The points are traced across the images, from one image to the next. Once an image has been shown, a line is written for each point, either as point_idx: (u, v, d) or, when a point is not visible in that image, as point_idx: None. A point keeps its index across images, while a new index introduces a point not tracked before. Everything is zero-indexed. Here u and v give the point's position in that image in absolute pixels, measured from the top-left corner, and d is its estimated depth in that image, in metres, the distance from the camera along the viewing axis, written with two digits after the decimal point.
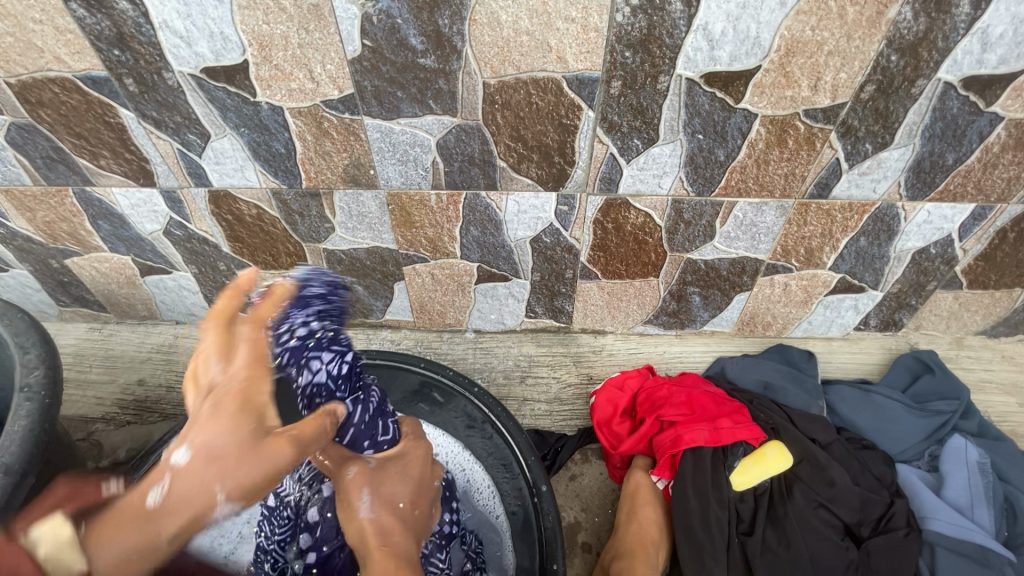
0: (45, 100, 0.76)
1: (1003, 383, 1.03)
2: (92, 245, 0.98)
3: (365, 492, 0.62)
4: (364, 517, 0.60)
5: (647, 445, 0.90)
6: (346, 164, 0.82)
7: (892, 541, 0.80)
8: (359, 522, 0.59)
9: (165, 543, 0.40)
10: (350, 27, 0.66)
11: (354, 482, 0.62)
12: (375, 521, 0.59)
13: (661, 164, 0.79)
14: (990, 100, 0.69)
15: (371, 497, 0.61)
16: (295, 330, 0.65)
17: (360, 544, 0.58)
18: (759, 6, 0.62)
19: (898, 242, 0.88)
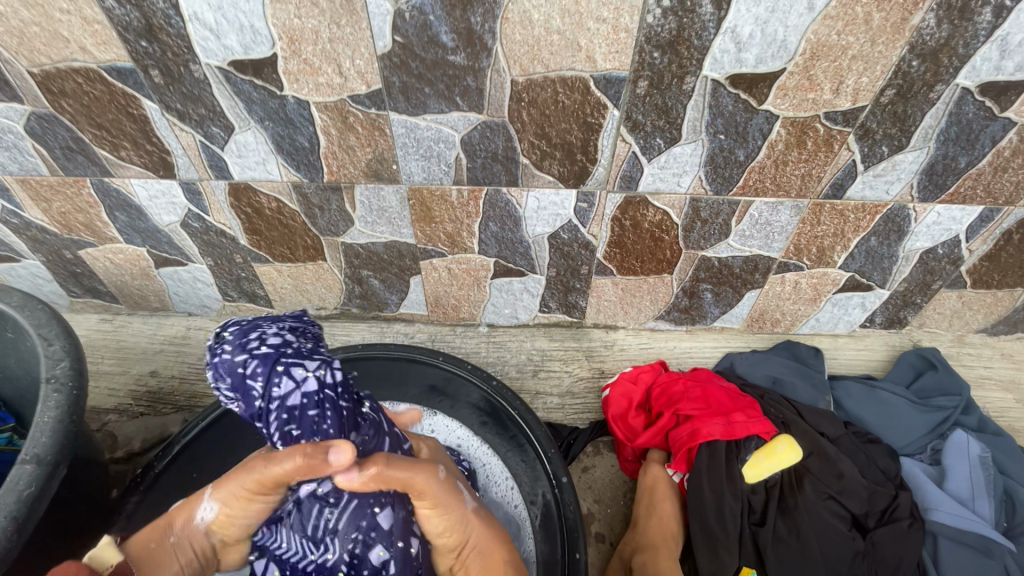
0: (68, 90, 0.75)
1: (1002, 380, 1.06)
2: (107, 237, 0.98)
3: (459, 488, 0.67)
4: (470, 508, 0.66)
5: (662, 439, 0.93)
6: (370, 159, 0.82)
7: (898, 531, 0.83)
8: (467, 515, 0.65)
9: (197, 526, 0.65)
10: (382, 23, 0.66)
11: (446, 483, 0.64)
12: (478, 510, 0.67)
13: (681, 164, 0.80)
14: (1004, 106, 0.71)
15: (465, 491, 0.68)
16: (264, 341, 0.64)
17: (475, 535, 0.65)
18: (787, 10, 0.63)
19: (907, 242, 0.91)
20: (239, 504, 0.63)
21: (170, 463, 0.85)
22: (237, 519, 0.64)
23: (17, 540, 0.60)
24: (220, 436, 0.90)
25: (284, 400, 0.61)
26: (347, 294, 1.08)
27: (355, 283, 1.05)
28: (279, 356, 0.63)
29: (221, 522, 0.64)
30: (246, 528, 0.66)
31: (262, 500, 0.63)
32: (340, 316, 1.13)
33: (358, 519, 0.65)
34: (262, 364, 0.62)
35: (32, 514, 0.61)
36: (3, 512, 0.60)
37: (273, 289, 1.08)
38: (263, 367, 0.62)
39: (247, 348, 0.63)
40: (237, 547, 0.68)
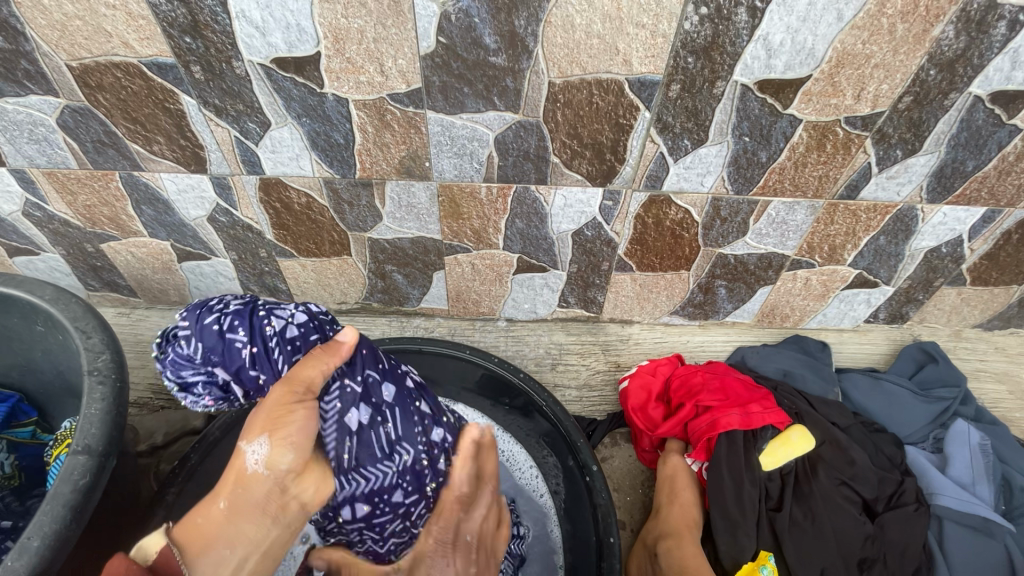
0: (106, 84, 0.76)
1: (995, 372, 1.12)
2: (132, 230, 0.98)
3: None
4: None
5: (681, 429, 0.96)
6: (403, 156, 0.84)
7: (905, 515, 0.87)
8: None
9: (252, 481, 0.54)
10: (427, 24, 0.68)
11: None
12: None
13: (706, 164, 0.83)
14: (1012, 113, 0.75)
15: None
16: (228, 304, 0.64)
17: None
18: (817, 20, 0.66)
19: (913, 241, 0.95)
20: (282, 431, 0.55)
21: (205, 455, 0.86)
22: (286, 448, 0.55)
23: (74, 530, 0.61)
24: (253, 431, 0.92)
25: (283, 334, 0.63)
26: (369, 288, 1.10)
27: (378, 278, 1.07)
28: (252, 310, 0.64)
29: (274, 458, 0.55)
30: (305, 450, 0.57)
31: (299, 414, 0.56)
32: (360, 310, 1.15)
33: (411, 423, 0.67)
34: (243, 319, 0.63)
35: (87, 504, 0.63)
36: (60, 502, 0.61)
37: (295, 283, 1.09)
38: (244, 321, 0.62)
39: (216, 320, 0.62)
40: (309, 476, 0.58)
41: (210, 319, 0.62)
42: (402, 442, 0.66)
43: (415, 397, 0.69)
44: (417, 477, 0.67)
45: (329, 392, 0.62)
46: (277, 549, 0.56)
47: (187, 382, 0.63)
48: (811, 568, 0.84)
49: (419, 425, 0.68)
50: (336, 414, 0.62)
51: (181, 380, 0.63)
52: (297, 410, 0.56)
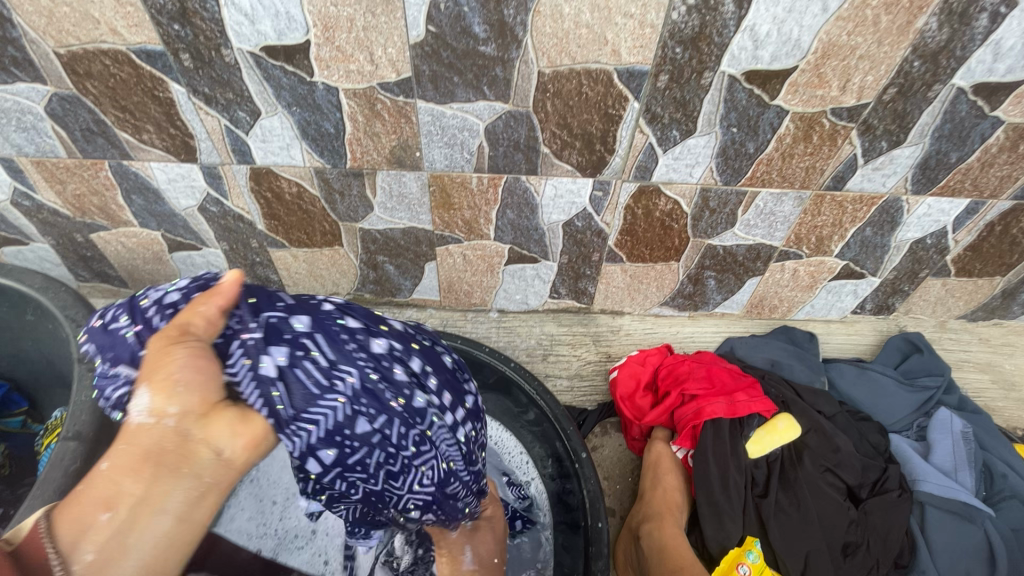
0: (94, 71, 0.75)
1: (978, 362, 1.14)
2: (122, 220, 0.98)
3: (467, 546, 0.77)
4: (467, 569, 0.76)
5: (668, 417, 0.97)
6: (394, 146, 0.84)
7: (888, 501, 0.89)
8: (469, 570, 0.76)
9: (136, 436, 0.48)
10: (417, 13, 0.68)
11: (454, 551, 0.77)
12: (476, 572, 0.76)
13: (694, 155, 0.84)
14: (994, 105, 0.77)
15: (471, 550, 0.77)
16: (114, 309, 0.63)
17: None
18: (804, 11, 0.67)
19: (899, 233, 0.97)
20: (162, 375, 0.50)
21: None
22: (173, 391, 0.49)
23: None
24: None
25: (161, 301, 0.60)
26: (361, 279, 1.10)
27: (369, 269, 1.07)
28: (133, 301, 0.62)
29: (159, 405, 0.49)
30: (199, 392, 0.51)
31: (179, 354, 0.52)
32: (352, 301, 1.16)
33: (340, 344, 0.59)
34: (124, 309, 0.61)
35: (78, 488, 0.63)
36: (51, 486, 0.61)
37: (287, 274, 1.09)
38: (127, 311, 0.60)
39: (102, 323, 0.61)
40: (204, 421, 0.50)
41: (95, 323, 0.61)
42: (342, 365, 0.58)
43: (335, 317, 0.62)
44: (373, 396, 0.58)
45: (230, 356, 0.57)
46: (196, 517, 0.49)
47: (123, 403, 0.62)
48: (796, 553, 0.85)
49: (351, 342, 0.60)
50: (246, 365, 0.56)
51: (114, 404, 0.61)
52: (178, 350, 0.52)
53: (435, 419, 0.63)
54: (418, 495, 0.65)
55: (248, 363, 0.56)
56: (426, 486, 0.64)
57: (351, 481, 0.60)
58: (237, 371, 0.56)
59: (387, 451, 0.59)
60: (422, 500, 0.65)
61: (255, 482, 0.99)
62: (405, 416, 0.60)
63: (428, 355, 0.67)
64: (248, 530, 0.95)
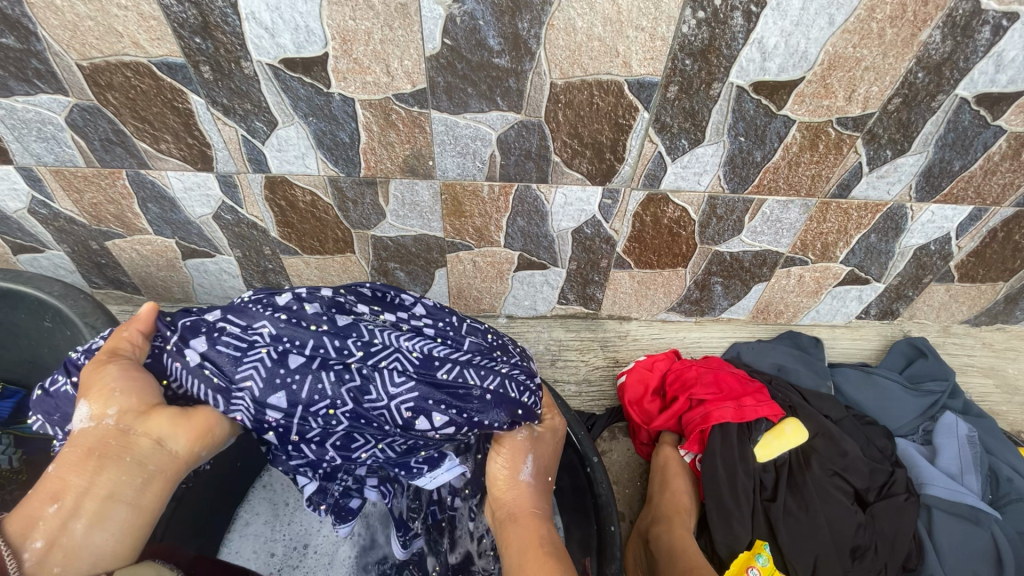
0: (115, 83, 0.77)
1: (982, 367, 1.15)
2: (137, 228, 0.99)
3: (526, 458, 0.71)
4: (524, 480, 0.71)
5: (676, 422, 0.98)
6: (407, 155, 0.86)
7: (895, 504, 0.90)
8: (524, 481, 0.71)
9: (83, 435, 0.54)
10: (433, 26, 0.70)
11: (515, 453, 0.71)
12: (533, 483, 0.71)
13: (702, 163, 0.86)
14: (996, 115, 0.78)
15: (531, 464, 0.71)
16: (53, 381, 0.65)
17: (520, 506, 0.70)
18: (810, 24, 0.69)
19: (903, 239, 0.98)
20: (99, 386, 0.56)
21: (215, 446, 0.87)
22: (109, 397, 0.55)
23: None
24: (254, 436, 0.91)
25: (92, 348, 0.64)
26: None
27: (380, 276, 1.09)
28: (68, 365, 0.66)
29: (98, 410, 0.55)
30: (136, 395, 0.57)
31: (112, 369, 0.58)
32: None
33: (248, 309, 0.64)
34: (59, 370, 0.64)
35: None
36: None
37: (299, 280, 1.10)
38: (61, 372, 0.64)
39: (40, 391, 0.63)
40: (143, 418, 0.56)
41: (32, 394, 0.63)
42: (253, 324, 0.63)
43: (241, 301, 0.68)
44: (291, 330, 0.62)
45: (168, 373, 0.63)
46: (145, 504, 0.55)
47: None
48: (805, 556, 0.86)
49: (257, 307, 0.65)
50: (178, 364, 0.61)
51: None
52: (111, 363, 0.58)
53: (365, 328, 0.64)
54: (403, 397, 0.61)
55: (179, 360, 0.61)
56: (401, 384, 0.61)
57: (323, 416, 0.60)
58: (176, 376, 0.62)
59: (334, 371, 0.60)
60: (412, 401, 0.60)
61: (266, 486, 0.99)
62: (335, 332, 0.62)
63: (342, 289, 0.70)
64: (264, 532, 0.95)
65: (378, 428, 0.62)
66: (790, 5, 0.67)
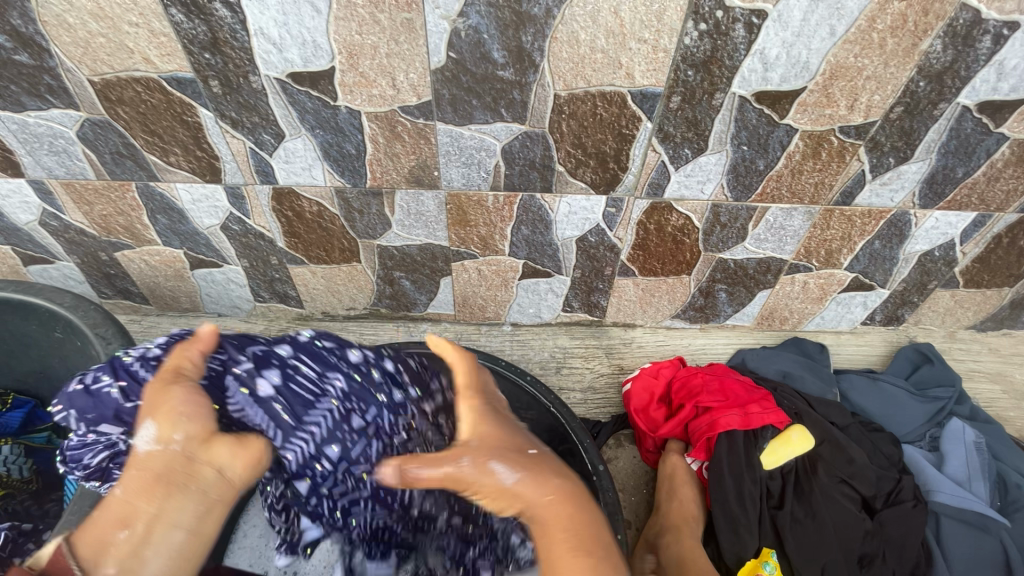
0: (125, 98, 0.78)
1: (989, 372, 1.15)
2: (146, 239, 1.01)
3: (494, 464, 0.56)
4: (515, 484, 0.55)
5: (682, 429, 0.98)
6: (413, 166, 0.86)
7: (903, 512, 0.90)
8: (513, 488, 0.55)
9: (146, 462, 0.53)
10: (438, 40, 0.71)
11: (470, 465, 0.56)
12: (522, 478, 0.56)
13: (705, 172, 0.86)
14: (999, 122, 0.79)
15: (504, 461, 0.56)
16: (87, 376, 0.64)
17: (528, 502, 0.56)
18: (812, 35, 0.69)
19: (907, 245, 0.98)
20: (164, 408, 0.55)
21: None
22: (176, 421, 0.55)
23: None
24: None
25: (145, 356, 0.63)
26: (377, 294, 1.12)
27: (386, 285, 1.09)
28: (111, 360, 0.65)
29: (165, 433, 0.54)
30: (200, 420, 0.56)
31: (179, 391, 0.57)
32: (368, 316, 1.17)
33: (328, 358, 0.66)
34: (104, 368, 0.63)
35: None
36: (87, 501, 0.63)
37: (305, 289, 1.11)
38: (103, 369, 0.63)
39: (80, 383, 0.63)
40: (209, 445, 0.56)
41: (73, 385, 0.63)
42: (328, 372, 0.65)
43: (314, 340, 0.68)
44: (360, 394, 0.66)
45: (228, 392, 0.62)
46: (204, 531, 0.54)
47: (102, 468, 0.65)
48: (812, 564, 0.86)
49: (333, 355, 0.67)
50: (248, 394, 0.61)
51: (94, 469, 0.64)
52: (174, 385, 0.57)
53: (415, 409, 0.71)
54: None
55: (247, 387, 0.61)
56: None
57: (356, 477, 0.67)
58: (237, 401, 0.61)
59: (382, 443, 0.68)
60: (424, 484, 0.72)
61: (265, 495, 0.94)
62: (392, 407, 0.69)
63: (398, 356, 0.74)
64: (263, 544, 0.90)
65: (387, 506, 0.71)
66: (791, 16, 0.67)
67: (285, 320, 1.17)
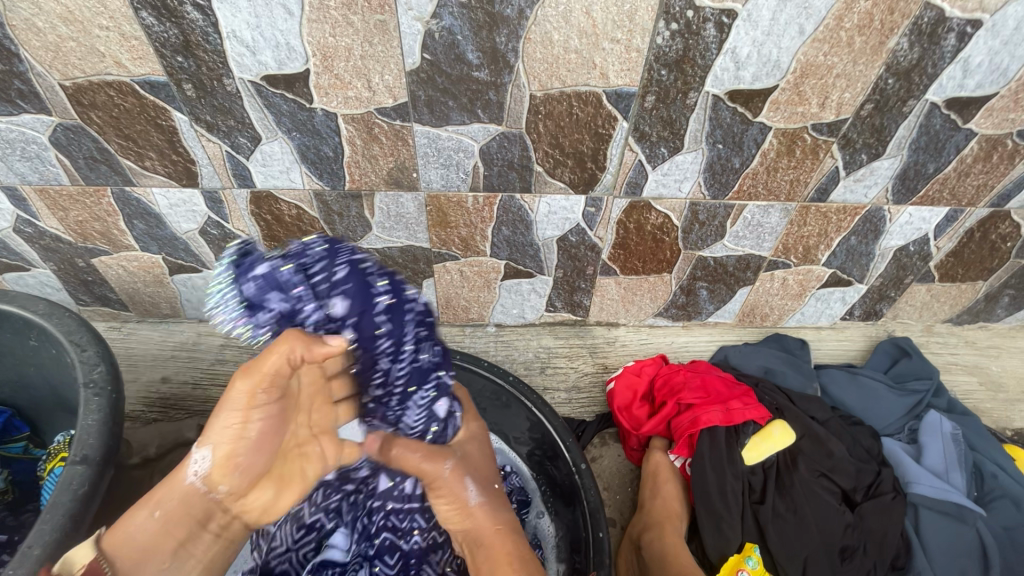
0: (98, 102, 0.78)
1: (966, 365, 1.17)
2: (123, 245, 1.00)
3: (465, 481, 0.72)
4: (476, 502, 0.72)
5: (665, 426, 0.99)
6: (391, 168, 0.86)
7: (883, 504, 0.91)
8: (472, 505, 0.72)
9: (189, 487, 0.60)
10: (412, 42, 0.71)
11: (451, 480, 0.71)
12: (482, 503, 0.73)
13: (682, 171, 0.87)
14: (966, 119, 0.80)
15: (474, 483, 0.73)
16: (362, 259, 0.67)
17: (477, 525, 0.72)
18: (781, 34, 0.70)
19: (883, 241, 1.00)
20: (226, 458, 0.58)
21: None
22: (230, 474, 0.60)
23: (74, 538, 0.62)
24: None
25: (418, 309, 0.71)
26: None
27: None
28: (391, 274, 0.70)
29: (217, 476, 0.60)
30: (250, 474, 0.61)
31: (258, 421, 0.58)
32: None
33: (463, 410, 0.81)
34: (373, 268, 0.67)
35: (86, 513, 0.64)
36: (60, 511, 0.62)
37: None
38: (386, 277, 0.68)
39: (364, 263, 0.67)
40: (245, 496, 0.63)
41: (326, 247, 0.66)
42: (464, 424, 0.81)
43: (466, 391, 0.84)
44: None
45: (428, 382, 0.73)
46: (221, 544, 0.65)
47: (259, 303, 0.63)
48: (795, 557, 0.87)
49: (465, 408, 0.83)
50: (429, 402, 0.74)
51: (254, 297, 0.62)
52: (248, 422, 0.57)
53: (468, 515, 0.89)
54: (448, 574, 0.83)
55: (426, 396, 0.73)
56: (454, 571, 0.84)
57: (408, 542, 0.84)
58: (426, 396, 0.73)
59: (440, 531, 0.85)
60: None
61: None
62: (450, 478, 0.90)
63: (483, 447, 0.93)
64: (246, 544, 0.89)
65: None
66: (761, 16, 0.68)
67: None
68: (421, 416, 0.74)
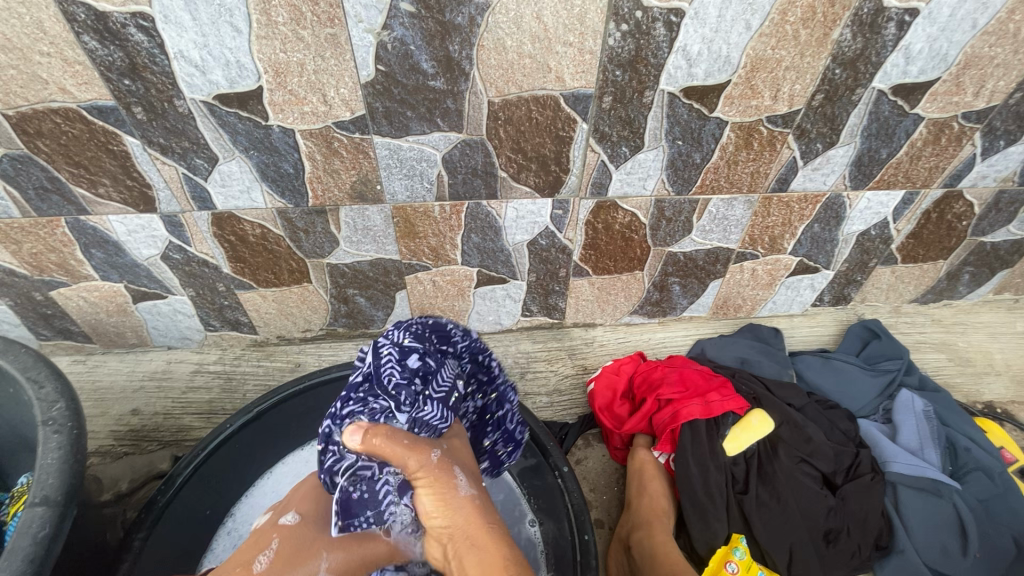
0: (45, 130, 0.75)
1: (934, 342, 1.20)
2: (82, 275, 0.97)
3: (452, 474, 0.63)
4: (466, 496, 0.62)
5: (647, 423, 0.99)
6: (354, 181, 0.85)
7: (862, 485, 0.92)
8: (463, 499, 0.62)
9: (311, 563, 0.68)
10: (365, 54, 0.70)
11: (441, 463, 0.63)
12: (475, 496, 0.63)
13: (645, 169, 0.88)
14: (913, 104, 0.83)
15: (464, 475, 0.65)
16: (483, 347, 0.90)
17: (468, 525, 0.60)
18: (729, 30, 0.72)
19: (844, 227, 1.02)
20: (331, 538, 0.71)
21: (175, 495, 0.84)
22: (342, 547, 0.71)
23: None
24: (235, 449, 0.92)
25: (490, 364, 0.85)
26: (333, 313, 1.10)
27: (340, 303, 1.08)
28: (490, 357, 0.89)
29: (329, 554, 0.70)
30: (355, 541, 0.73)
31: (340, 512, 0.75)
32: (326, 337, 1.15)
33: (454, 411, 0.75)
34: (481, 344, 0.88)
35: (49, 555, 0.61)
36: (18, 556, 0.59)
37: (257, 315, 1.08)
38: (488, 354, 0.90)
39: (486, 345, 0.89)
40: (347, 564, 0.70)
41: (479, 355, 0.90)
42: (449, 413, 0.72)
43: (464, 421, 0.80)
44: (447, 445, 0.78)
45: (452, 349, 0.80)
46: None
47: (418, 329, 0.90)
48: (782, 545, 0.87)
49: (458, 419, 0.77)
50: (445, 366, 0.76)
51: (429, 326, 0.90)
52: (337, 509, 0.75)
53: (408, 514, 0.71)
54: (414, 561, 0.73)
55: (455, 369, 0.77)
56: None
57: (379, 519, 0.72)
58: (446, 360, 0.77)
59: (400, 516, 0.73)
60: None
61: (233, 532, 0.89)
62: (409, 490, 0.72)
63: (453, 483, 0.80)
64: None
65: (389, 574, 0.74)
66: (707, 13, 0.70)
67: (239, 348, 1.14)
68: (448, 381, 0.74)
